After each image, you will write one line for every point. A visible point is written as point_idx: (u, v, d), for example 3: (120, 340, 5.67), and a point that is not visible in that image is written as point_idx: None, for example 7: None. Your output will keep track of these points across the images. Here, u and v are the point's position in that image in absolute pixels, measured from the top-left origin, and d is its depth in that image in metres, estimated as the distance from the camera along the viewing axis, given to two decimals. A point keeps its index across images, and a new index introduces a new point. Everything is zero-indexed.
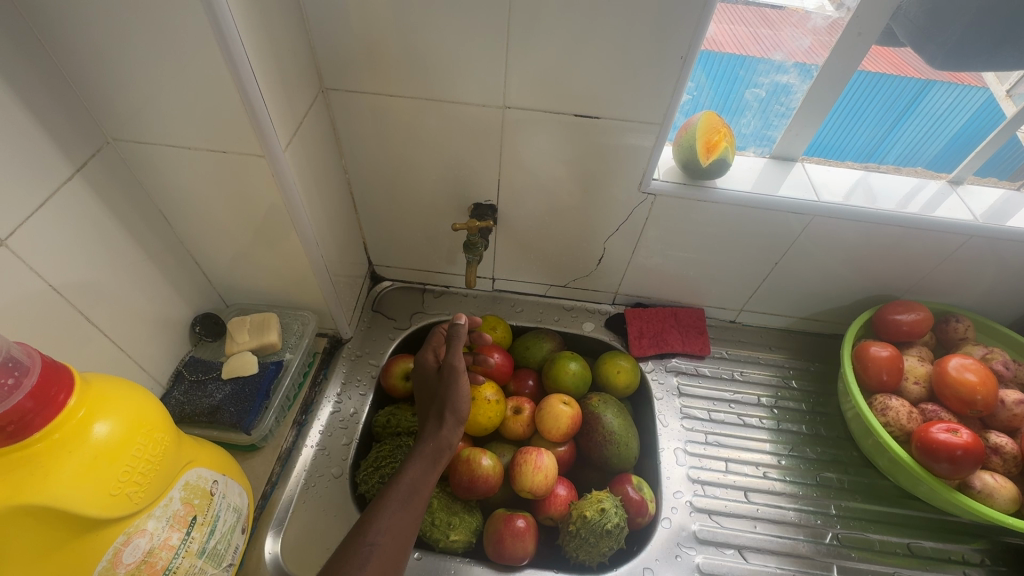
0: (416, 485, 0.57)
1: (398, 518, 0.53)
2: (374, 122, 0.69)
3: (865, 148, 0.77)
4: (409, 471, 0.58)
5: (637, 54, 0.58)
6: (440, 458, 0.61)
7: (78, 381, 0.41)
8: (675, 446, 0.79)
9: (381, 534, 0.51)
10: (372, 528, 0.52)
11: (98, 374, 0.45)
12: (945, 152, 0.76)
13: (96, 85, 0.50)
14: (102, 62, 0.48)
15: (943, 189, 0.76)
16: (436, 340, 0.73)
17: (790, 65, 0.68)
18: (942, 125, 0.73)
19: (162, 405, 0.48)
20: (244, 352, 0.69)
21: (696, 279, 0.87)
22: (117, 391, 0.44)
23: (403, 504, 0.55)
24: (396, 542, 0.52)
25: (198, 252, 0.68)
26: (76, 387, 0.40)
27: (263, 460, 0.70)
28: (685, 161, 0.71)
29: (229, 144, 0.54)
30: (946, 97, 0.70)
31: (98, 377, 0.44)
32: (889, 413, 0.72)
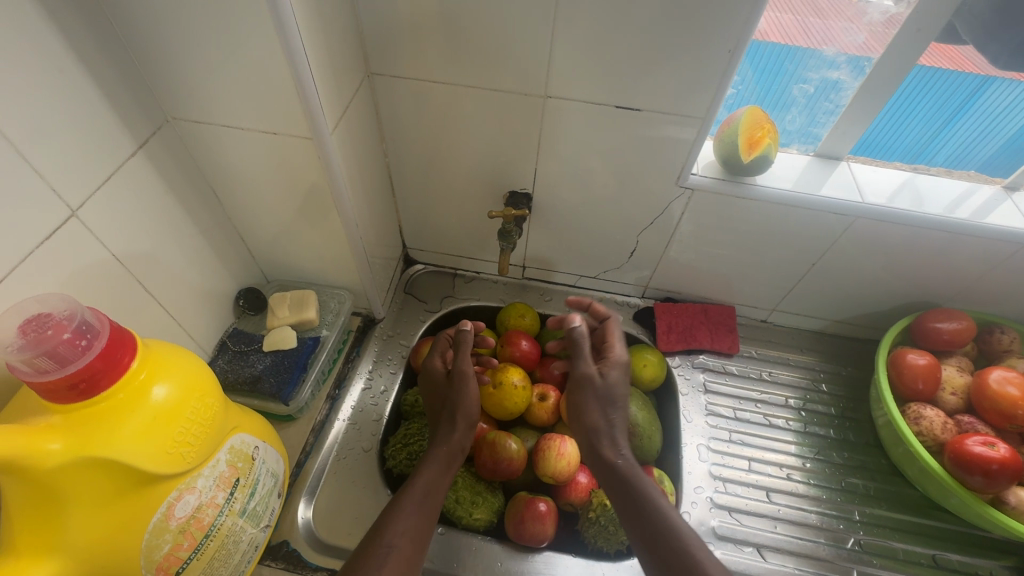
0: (431, 488, 0.60)
1: (412, 520, 0.56)
2: (415, 108, 0.70)
3: (914, 145, 0.75)
4: (421, 475, 0.61)
5: (684, 46, 0.58)
6: (452, 461, 0.64)
7: (140, 347, 0.45)
8: (699, 442, 0.79)
9: (397, 534, 0.55)
10: (389, 529, 0.55)
11: (156, 341, 0.48)
12: (1002, 150, 0.73)
13: (159, 66, 0.52)
14: (166, 44, 0.50)
15: (997, 195, 0.72)
16: (442, 345, 0.76)
17: (841, 60, 0.67)
18: (999, 122, 0.71)
19: (212, 373, 0.51)
20: (284, 327, 0.72)
21: (729, 276, 0.86)
22: (174, 357, 0.47)
23: (418, 505, 0.58)
24: (413, 542, 0.55)
25: (245, 229, 0.72)
26: (138, 351, 0.44)
27: (299, 431, 0.74)
28: (726, 157, 0.70)
29: (280, 126, 0.56)
30: (1007, 94, 0.67)
31: (157, 344, 0.48)
32: (922, 423, 0.70)
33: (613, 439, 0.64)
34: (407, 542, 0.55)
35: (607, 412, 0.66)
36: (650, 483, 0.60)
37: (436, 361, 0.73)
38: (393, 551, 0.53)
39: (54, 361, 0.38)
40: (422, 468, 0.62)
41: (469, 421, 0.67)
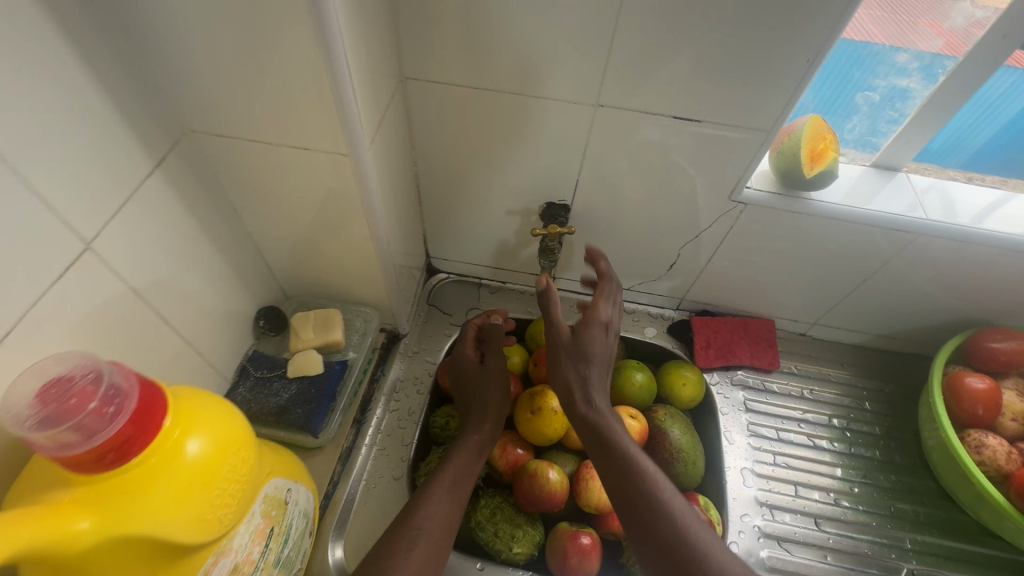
0: (460, 473, 0.59)
1: (442, 506, 0.55)
2: (453, 113, 0.66)
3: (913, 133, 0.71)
4: (453, 461, 0.60)
5: (749, 52, 0.54)
6: (482, 449, 0.63)
7: (171, 400, 0.40)
8: (743, 466, 0.76)
9: (426, 519, 0.53)
10: (417, 514, 0.53)
11: (185, 386, 0.44)
12: (998, 139, 0.69)
13: (180, 74, 0.47)
14: (190, 51, 0.45)
15: None
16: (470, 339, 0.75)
17: (912, 68, 0.62)
18: (996, 108, 0.66)
19: (246, 420, 0.46)
20: (309, 350, 0.68)
21: (772, 290, 0.83)
22: (206, 407, 0.42)
23: (447, 490, 0.57)
24: (442, 528, 0.54)
25: (265, 245, 0.66)
26: (169, 407, 0.39)
27: (325, 459, 0.70)
28: (786, 170, 0.65)
29: (313, 140, 0.51)
30: (1004, 79, 0.63)
31: (187, 391, 0.43)
32: (983, 452, 0.68)
33: (586, 391, 0.62)
34: (436, 529, 0.53)
35: (580, 367, 0.63)
36: (620, 431, 0.59)
37: (467, 349, 0.72)
38: (422, 535, 0.52)
39: (79, 434, 0.34)
40: (454, 454, 0.61)
41: (498, 408, 0.66)
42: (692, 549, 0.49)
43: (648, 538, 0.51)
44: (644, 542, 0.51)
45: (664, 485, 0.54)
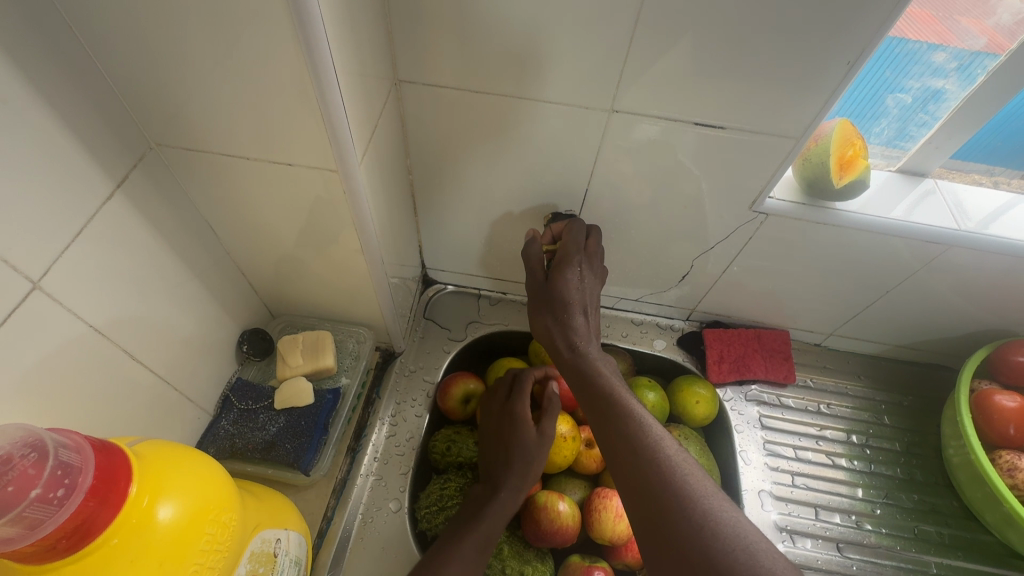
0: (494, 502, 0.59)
1: (473, 535, 0.56)
2: (453, 119, 0.61)
3: None
4: (485, 491, 0.61)
5: (778, 55, 0.50)
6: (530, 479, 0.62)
7: (137, 464, 0.35)
8: (760, 488, 0.73)
9: (456, 547, 0.54)
10: (451, 544, 0.55)
11: (155, 441, 0.38)
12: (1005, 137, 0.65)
13: (142, 83, 0.41)
14: (152, 58, 0.39)
15: None
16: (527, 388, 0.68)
17: (949, 68, 0.57)
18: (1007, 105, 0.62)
19: (227, 474, 0.41)
20: (297, 377, 0.62)
21: (788, 301, 0.78)
22: (180, 466, 0.37)
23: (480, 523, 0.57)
24: (474, 552, 0.55)
25: (247, 265, 0.61)
26: (135, 473, 0.34)
27: (318, 493, 0.65)
28: (813, 180, 0.61)
29: (295, 154, 0.46)
30: None
31: (157, 447, 0.37)
32: (1016, 475, 0.65)
33: (570, 337, 0.63)
34: (467, 556, 0.54)
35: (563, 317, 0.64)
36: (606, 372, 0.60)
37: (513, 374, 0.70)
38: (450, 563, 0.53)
39: (22, 527, 0.29)
40: (486, 483, 0.62)
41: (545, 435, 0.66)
42: (719, 536, 0.41)
43: (665, 528, 0.43)
44: (662, 535, 0.43)
45: (692, 471, 0.47)
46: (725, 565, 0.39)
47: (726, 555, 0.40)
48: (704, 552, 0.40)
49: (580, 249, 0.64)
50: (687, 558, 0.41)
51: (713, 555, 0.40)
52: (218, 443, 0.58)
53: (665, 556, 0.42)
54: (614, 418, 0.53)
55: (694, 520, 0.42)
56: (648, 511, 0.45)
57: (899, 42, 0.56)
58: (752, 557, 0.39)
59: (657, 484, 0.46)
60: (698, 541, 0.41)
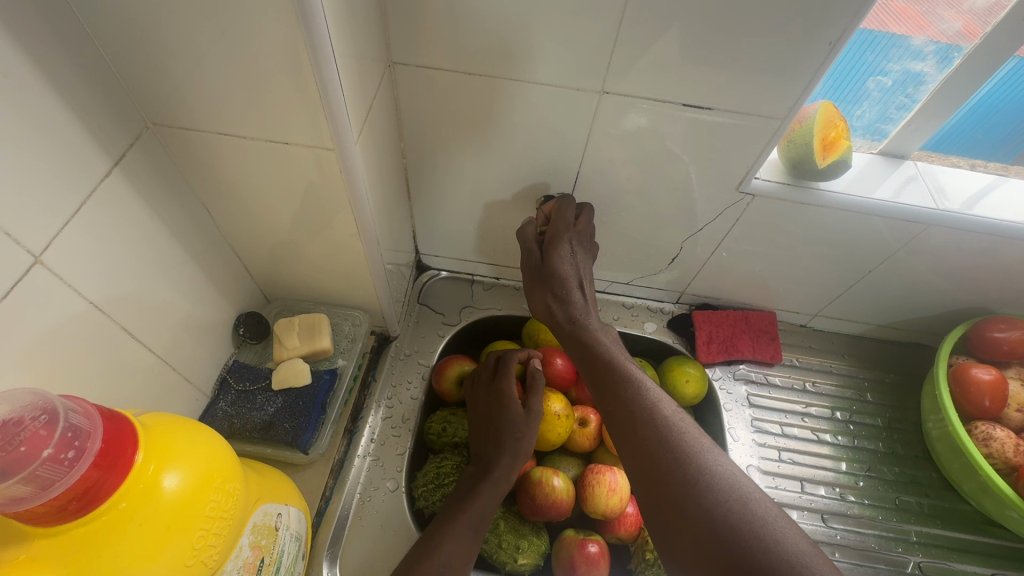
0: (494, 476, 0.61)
1: (475, 507, 0.58)
2: (446, 102, 0.62)
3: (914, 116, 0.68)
4: (485, 463, 0.63)
5: (764, 36, 0.51)
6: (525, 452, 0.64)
7: (143, 432, 0.36)
8: (748, 464, 0.75)
9: (458, 518, 0.56)
10: (454, 515, 0.57)
11: (158, 413, 0.39)
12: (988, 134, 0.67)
13: (137, 61, 0.41)
14: (146, 34, 0.40)
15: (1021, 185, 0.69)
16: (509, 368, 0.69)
17: (928, 51, 0.59)
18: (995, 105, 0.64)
19: (230, 446, 0.41)
20: (294, 359, 0.63)
21: (774, 282, 0.80)
22: (184, 436, 0.38)
23: (482, 495, 0.59)
24: (477, 521, 0.57)
25: (242, 247, 0.61)
26: (141, 441, 0.35)
27: (315, 473, 0.65)
28: (797, 160, 0.62)
29: (292, 134, 0.46)
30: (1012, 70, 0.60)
31: (162, 418, 0.38)
32: (992, 444, 0.68)
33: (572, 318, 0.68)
34: (467, 525, 0.56)
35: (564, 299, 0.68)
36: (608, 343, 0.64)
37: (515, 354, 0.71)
38: (452, 532, 0.55)
39: (33, 486, 0.29)
40: (485, 455, 0.63)
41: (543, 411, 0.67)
42: (713, 487, 0.46)
43: (666, 483, 0.48)
44: (663, 490, 0.48)
45: (689, 432, 0.51)
46: (719, 513, 0.44)
47: (720, 504, 0.45)
48: (699, 501, 0.46)
49: (570, 230, 0.66)
50: (685, 510, 0.46)
51: (710, 504, 0.45)
52: (215, 424, 0.59)
53: (665, 508, 0.47)
54: (617, 386, 0.58)
55: (692, 475, 0.47)
56: (650, 469, 0.50)
57: (879, 32, 0.58)
58: (744, 505, 0.45)
59: (659, 447, 0.50)
60: (694, 493, 0.46)
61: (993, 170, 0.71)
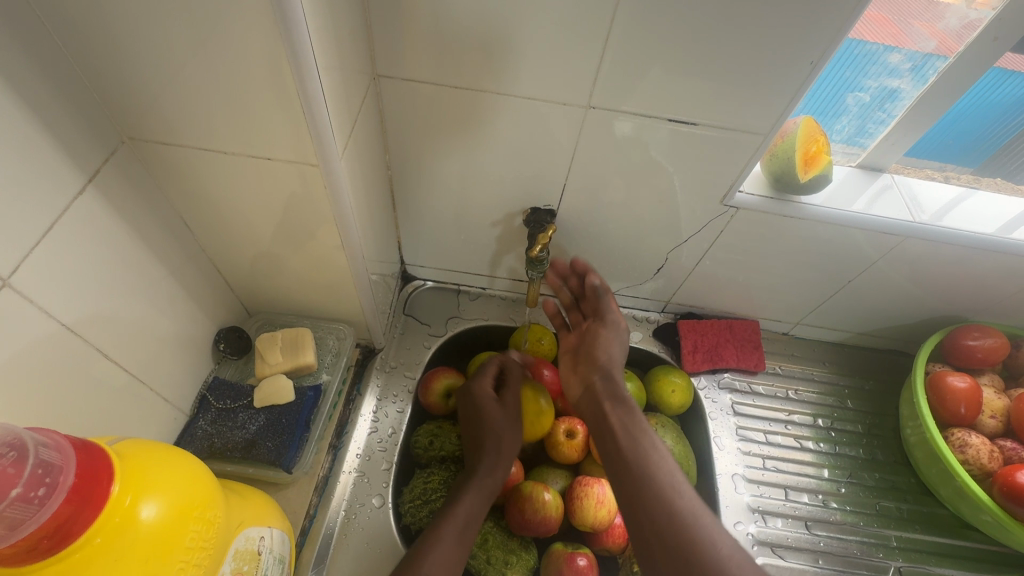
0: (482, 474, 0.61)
1: (467, 508, 0.57)
2: (431, 114, 0.61)
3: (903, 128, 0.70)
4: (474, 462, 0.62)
5: (746, 55, 0.52)
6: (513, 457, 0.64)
7: (119, 462, 0.34)
8: (733, 472, 0.76)
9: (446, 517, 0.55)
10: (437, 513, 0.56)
11: (134, 440, 0.38)
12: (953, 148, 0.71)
13: (111, 75, 0.40)
14: (121, 49, 0.38)
15: (991, 198, 0.71)
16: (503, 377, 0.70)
17: (904, 69, 0.61)
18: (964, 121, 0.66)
19: (210, 472, 0.40)
20: (277, 375, 0.62)
21: (758, 292, 0.81)
22: (163, 463, 0.37)
23: (474, 494, 0.59)
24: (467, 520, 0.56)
25: (223, 262, 0.60)
26: (117, 471, 0.34)
27: (300, 491, 0.64)
28: (780, 174, 0.63)
29: (275, 150, 0.46)
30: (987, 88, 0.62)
31: (138, 446, 0.37)
32: (967, 450, 0.70)
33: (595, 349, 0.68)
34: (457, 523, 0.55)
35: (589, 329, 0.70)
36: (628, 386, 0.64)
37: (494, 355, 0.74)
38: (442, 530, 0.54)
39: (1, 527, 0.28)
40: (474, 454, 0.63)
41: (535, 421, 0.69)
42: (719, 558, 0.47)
43: (660, 538, 0.49)
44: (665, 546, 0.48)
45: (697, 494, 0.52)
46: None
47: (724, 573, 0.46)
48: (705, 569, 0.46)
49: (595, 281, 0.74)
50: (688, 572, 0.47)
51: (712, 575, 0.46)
52: (195, 443, 0.57)
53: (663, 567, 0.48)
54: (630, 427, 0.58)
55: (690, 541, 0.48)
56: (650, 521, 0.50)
57: (857, 44, 0.58)
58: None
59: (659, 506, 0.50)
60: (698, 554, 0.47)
61: (966, 182, 0.73)
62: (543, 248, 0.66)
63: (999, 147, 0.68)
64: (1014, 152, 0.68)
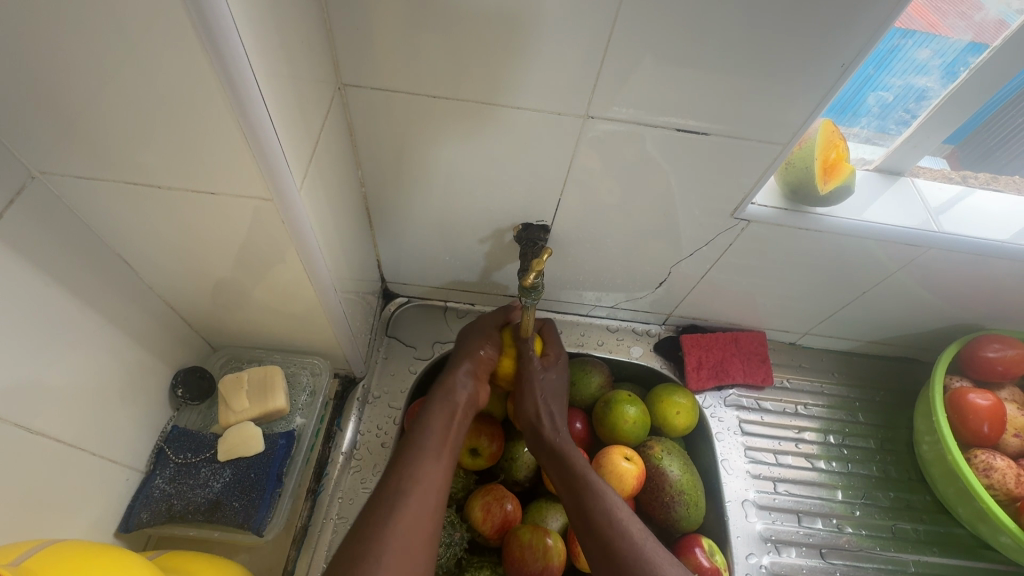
0: (440, 458, 0.55)
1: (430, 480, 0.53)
2: (405, 125, 0.54)
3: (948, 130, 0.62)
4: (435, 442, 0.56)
5: (748, 61, 0.47)
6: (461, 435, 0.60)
7: None
8: (743, 498, 0.72)
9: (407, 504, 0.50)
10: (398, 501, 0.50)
11: (29, 556, 0.33)
12: (979, 150, 0.65)
13: (28, 99, 0.34)
14: (36, 70, 0.32)
15: (1014, 200, 0.66)
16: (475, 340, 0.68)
17: (933, 65, 0.55)
18: (996, 119, 0.60)
19: (137, 566, 0.36)
20: (244, 422, 0.57)
21: (765, 304, 0.76)
22: None
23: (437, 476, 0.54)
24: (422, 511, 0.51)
25: (176, 299, 0.54)
26: None
27: (275, 547, 0.58)
28: (797, 184, 0.59)
29: (217, 183, 0.40)
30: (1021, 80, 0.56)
31: (36, 562, 0.32)
32: (992, 473, 0.67)
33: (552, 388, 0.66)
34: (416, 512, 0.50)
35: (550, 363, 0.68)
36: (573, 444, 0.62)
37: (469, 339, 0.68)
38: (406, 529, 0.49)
39: None
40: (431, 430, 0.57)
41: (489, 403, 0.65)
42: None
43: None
44: None
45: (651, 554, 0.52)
46: None
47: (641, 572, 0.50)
48: None
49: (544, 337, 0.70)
50: None
51: None
52: (152, 507, 0.52)
53: None
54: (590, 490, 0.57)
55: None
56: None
57: (893, 37, 0.52)
58: None
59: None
60: None
61: (984, 183, 0.68)
62: (539, 275, 0.60)
63: (976, 127, 0.62)
64: (995, 131, 0.62)
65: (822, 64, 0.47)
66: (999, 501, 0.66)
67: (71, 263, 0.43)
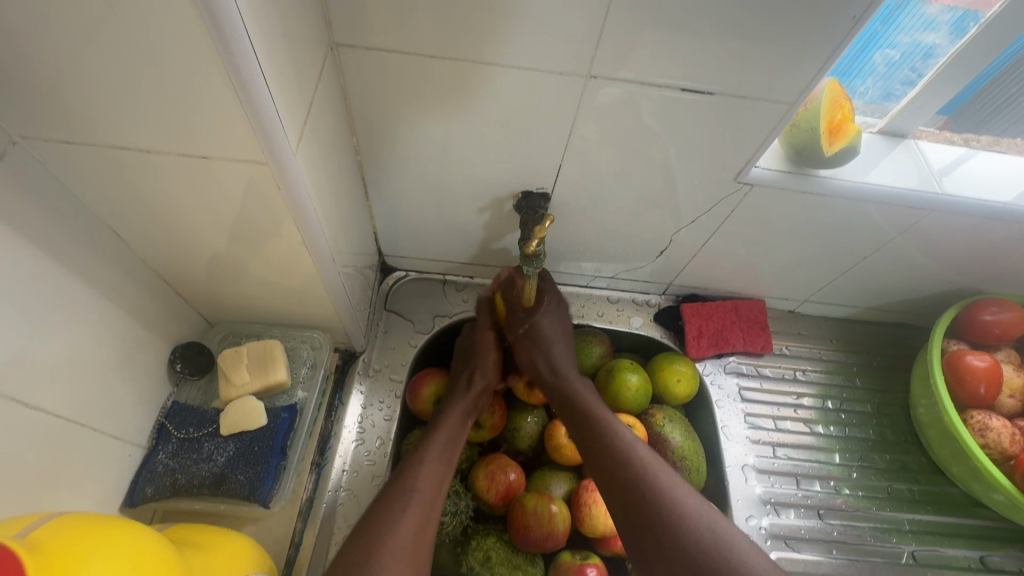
0: (453, 440, 0.59)
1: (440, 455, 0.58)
2: (400, 88, 0.52)
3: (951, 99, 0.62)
4: (444, 427, 0.60)
5: (755, 18, 0.45)
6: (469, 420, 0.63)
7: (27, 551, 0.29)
8: (743, 463, 0.73)
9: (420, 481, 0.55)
10: (412, 475, 0.55)
11: (38, 528, 0.32)
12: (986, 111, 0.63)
13: (5, 59, 0.32)
14: (9, 24, 0.30)
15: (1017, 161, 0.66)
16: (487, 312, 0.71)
17: (940, 21, 0.54)
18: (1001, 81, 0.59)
19: (147, 534, 0.36)
20: (246, 396, 0.56)
21: (765, 272, 0.76)
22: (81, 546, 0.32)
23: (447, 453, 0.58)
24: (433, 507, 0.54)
25: (170, 272, 0.52)
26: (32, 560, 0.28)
27: (281, 519, 0.58)
28: (802, 148, 0.58)
29: (209, 148, 0.38)
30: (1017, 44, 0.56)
31: (45, 533, 0.32)
32: (988, 434, 0.68)
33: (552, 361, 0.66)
34: (428, 489, 0.54)
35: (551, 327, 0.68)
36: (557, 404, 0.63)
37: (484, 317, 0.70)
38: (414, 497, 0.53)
39: None
40: (444, 419, 0.61)
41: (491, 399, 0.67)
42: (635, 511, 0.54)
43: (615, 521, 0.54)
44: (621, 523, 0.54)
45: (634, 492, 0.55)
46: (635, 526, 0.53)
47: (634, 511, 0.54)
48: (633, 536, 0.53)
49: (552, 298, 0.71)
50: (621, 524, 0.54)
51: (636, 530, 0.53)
52: (156, 481, 0.52)
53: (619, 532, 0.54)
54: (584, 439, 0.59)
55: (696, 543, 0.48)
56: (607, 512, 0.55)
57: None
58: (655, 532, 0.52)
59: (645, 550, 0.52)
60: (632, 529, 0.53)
61: (986, 145, 0.67)
62: (541, 243, 0.59)
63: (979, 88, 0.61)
64: (997, 95, 0.61)
65: (834, 18, 0.45)
66: (993, 461, 0.68)
67: (59, 236, 0.42)
